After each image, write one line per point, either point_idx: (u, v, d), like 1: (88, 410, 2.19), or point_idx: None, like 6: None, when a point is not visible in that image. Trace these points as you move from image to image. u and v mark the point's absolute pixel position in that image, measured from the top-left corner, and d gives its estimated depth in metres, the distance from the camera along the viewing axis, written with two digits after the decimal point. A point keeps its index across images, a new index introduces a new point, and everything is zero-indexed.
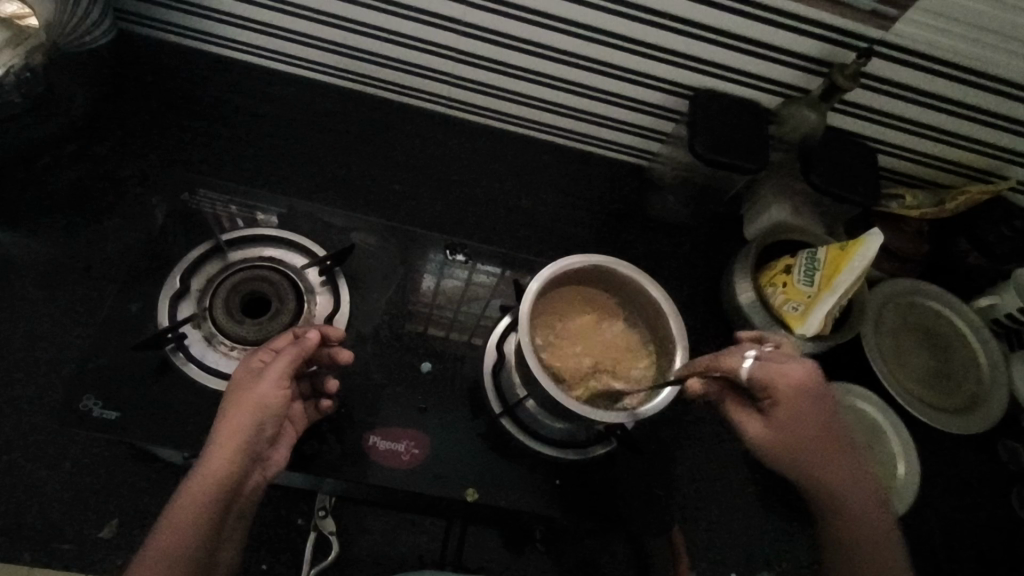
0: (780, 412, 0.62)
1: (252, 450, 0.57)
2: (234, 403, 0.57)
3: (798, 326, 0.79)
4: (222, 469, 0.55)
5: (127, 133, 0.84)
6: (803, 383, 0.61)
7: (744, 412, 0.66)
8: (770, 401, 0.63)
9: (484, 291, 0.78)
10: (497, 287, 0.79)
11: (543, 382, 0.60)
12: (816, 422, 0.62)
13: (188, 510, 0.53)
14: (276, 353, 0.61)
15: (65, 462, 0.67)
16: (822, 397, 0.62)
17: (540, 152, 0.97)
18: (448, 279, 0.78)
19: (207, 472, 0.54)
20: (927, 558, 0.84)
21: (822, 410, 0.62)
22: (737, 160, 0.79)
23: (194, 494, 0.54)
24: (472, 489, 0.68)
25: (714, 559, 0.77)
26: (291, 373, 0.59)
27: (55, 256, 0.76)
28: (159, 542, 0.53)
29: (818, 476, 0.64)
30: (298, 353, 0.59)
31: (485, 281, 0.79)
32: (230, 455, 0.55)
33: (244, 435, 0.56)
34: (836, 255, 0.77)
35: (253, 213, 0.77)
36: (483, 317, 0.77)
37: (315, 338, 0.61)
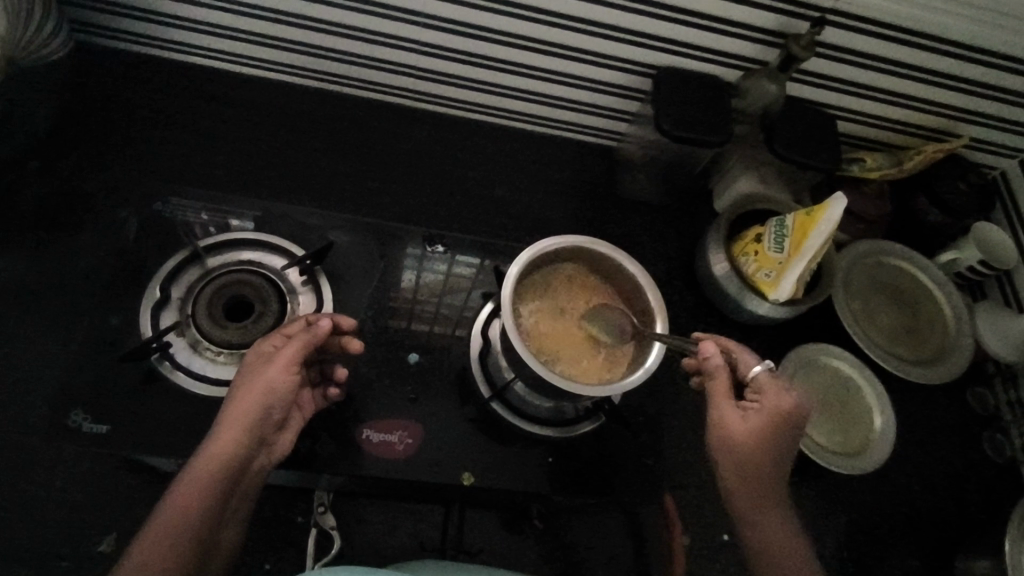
0: (755, 416, 0.64)
1: (259, 431, 0.60)
2: (245, 386, 0.60)
3: (772, 292, 0.83)
4: (229, 448, 0.58)
5: (91, 146, 0.82)
6: (778, 413, 0.63)
7: (727, 393, 0.65)
8: (756, 405, 0.65)
9: (464, 281, 0.79)
10: (477, 277, 0.80)
11: (529, 361, 0.62)
12: (753, 454, 0.64)
13: (191, 486, 0.56)
14: (287, 338, 0.63)
15: (56, 480, 0.67)
16: (782, 434, 0.64)
17: (508, 140, 0.98)
18: (427, 271, 0.79)
19: (216, 451, 0.57)
20: (908, 506, 0.87)
21: (775, 445, 0.64)
22: (702, 134, 0.82)
23: (199, 473, 0.56)
24: (468, 473, 0.69)
25: (707, 522, 0.80)
26: (300, 360, 0.62)
27: (28, 274, 0.75)
28: (172, 509, 0.55)
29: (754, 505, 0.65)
30: (309, 340, 0.62)
31: (464, 271, 0.80)
32: (239, 433, 0.58)
33: (253, 416, 0.59)
34: (802, 219, 0.80)
35: (227, 219, 0.77)
36: (466, 305, 0.78)
37: (326, 325, 0.63)
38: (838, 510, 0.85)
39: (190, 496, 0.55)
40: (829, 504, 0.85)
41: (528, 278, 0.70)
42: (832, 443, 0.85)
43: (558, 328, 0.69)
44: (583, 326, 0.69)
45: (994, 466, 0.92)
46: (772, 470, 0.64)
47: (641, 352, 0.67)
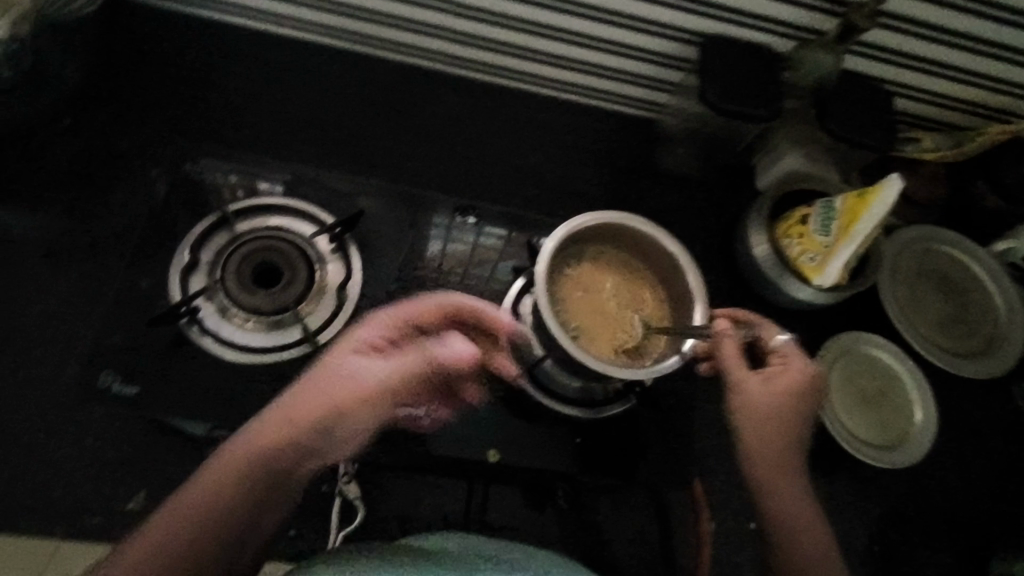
0: (779, 379, 0.60)
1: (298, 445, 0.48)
2: (324, 376, 0.51)
3: (816, 277, 0.80)
4: (269, 450, 0.48)
5: (121, 104, 0.81)
6: (801, 376, 0.60)
7: (739, 359, 0.61)
8: (779, 369, 0.61)
9: (491, 253, 0.77)
10: (505, 249, 0.77)
11: (564, 343, 0.59)
12: (781, 420, 0.59)
13: (218, 477, 0.47)
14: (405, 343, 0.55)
15: (88, 437, 0.67)
16: (805, 400, 0.60)
17: (544, 109, 0.94)
18: (454, 242, 0.77)
19: (259, 444, 0.48)
20: (942, 501, 0.85)
21: (798, 411, 0.59)
22: (749, 107, 0.79)
23: (233, 465, 0.47)
24: (493, 450, 0.69)
25: (735, 509, 0.78)
26: (417, 375, 0.54)
27: (61, 232, 0.74)
28: (203, 484, 0.47)
29: (776, 481, 0.58)
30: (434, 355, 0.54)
31: (492, 243, 0.78)
32: (282, 436, 0.48)
33: (318, 415, 0.49)
34: (853, 202, 0.76)
35: (254, 183, 0.75)
36: (493, 278, 0.75)
37: (464, 351, 0.55)
38: (870, 502, 0.82)
39: (211, 490, 0.46)
40: (862, 496, 0.82)
41: (563, 257, 0.67)
42: (870, 436, 0.82)
43: (593, 309, 0.66)
44: (618, 307, 0.67)
45: None
46: (793, 441, 0.59)
47: (679, 334, 0.64)
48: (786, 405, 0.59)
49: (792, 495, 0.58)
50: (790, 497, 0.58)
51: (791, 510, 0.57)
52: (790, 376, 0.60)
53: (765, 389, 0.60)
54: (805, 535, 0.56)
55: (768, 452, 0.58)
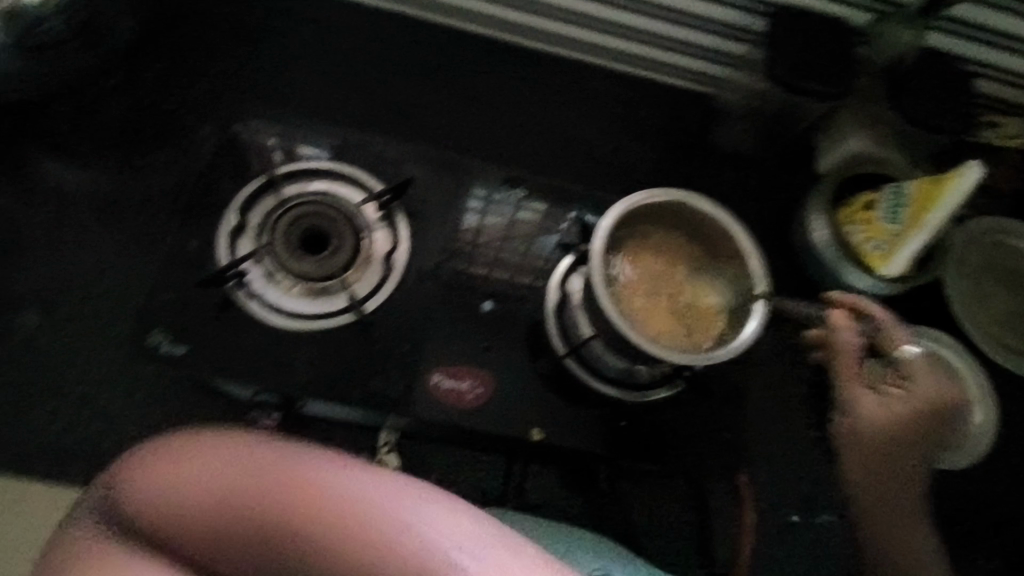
0: (900, 403, 0.57)
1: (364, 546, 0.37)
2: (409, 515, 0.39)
3: (881, 267, 0.77)
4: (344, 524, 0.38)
5: (172, 61, 0.80)
6: (928, 402, 0.57)
7: (854, 372, 0.59)
8: (904, 392, 0.58)
9: (528, 228, 0.73)
10: (543, 222, 0.73)
11: (621, 327, 0.57)
12: (900, 450, 0.57)
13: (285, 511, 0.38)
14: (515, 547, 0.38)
15: (138, 393, 0.68)
16: (932, 429, 0.57)
17: (599, 80, 0.91)
18: (491, 215, 0.73)
19: (337, 503, 0.38)
20: (998, 505, 0.81)
21: (921, 440, 0.57)
22: (821, 84, 0.75)
23: (310, 501, 0.38)
24: (537, 430, 0.67)
25: (778, 501, 0.76)
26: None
27: (112, 189, 0.74)
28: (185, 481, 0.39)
29: (882, 512, 0.58)
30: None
31: (529, 217, 0.73)
32: (360, 524, 0.37)
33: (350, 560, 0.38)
34: (926, 189, 0.72)
35: (291, 147, 0.73)
36: (535, 252, 0.72)
37: None
38: None
39: (280, 503, 0.38)
40: None
41: (620, 235, 0.64)
42: None
43: (648, 291, 0.63)
44: (675, 290, 0.64)
45: None
46: (912, 469, 0.58)
47: (739, 321, 0.62)
48: (910, 432, 0.57)
49: (903, 530, 0.58)
50: (896, 529, 0.58)
51: (905, 548, 0.58)
52: (917, 402, 0.57)
53: (878, 406, 0.58)
54: (908, 571, 0.57)
55: (878, 479, 0.58)
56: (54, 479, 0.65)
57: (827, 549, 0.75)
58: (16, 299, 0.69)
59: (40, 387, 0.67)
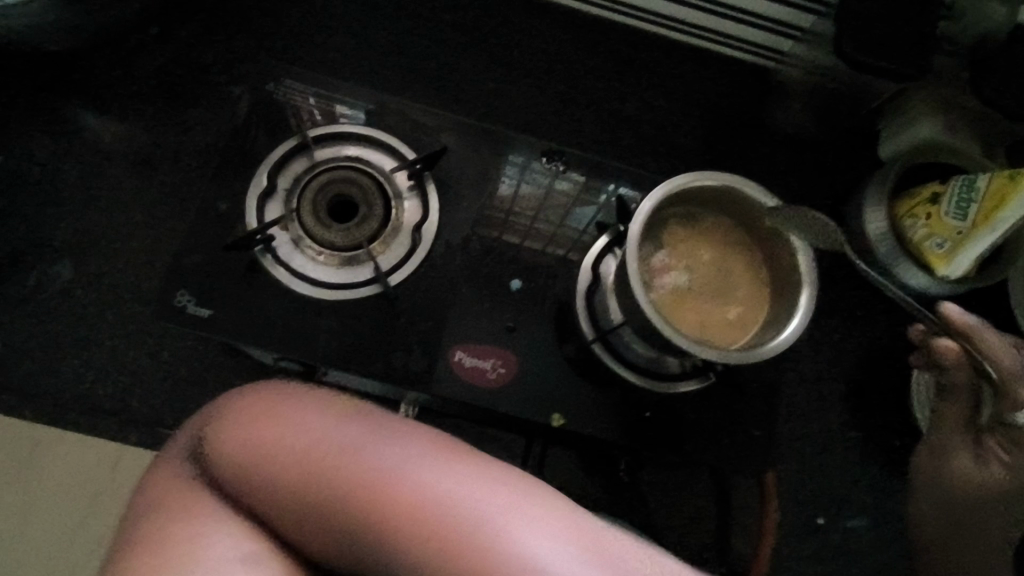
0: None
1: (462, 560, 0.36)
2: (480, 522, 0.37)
3: (942, 267, 0.71)
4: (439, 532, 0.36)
5: (208, 15, 0.78)
6: None
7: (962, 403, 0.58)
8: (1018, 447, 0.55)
9: (564, 198, 0.71)
10: (580, 196, 0.71)
11: (650, 313, 0.54)
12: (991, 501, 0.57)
13: (379, 507, 0.37)
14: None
15: (166, 350, 0.69)
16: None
17: (650, 49, 0.85)
18: (527, 183, 0.70)
19: (434, 509, 0.37)
20: None
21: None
22: (892, 64, 0.68)
23: (399, 502, 0.37)
24: (559, 415, 0.65)
25: (805, 502, 0.73)
26: None
27: (146, 144, 0.74)
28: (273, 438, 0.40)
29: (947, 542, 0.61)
30: None
31: (567, 187, 0.71)
32: (450, 531, 0.36)
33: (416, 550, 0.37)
34: (1001, 184, 0.66)
35: (330, 105, 0.71)
36: (567, 230, 0.70)
37: None
38: None
39: (369, 496, 0.37)
40: None
41: (664, 216, 0.61)
42: None
43: (684, 278, 0.60)
44: (712, 280, 0.61)
45: None
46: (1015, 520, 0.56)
47: (777, 319, 0.58)
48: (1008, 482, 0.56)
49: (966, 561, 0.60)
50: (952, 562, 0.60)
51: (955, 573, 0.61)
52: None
53: (973, 461, 0.58)
54: None
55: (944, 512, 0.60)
56: (83, 429, 0.67)
57: (850, 553, 0.73)
58: (51, 250, 0.70)
59: (74, 338, 0.69)
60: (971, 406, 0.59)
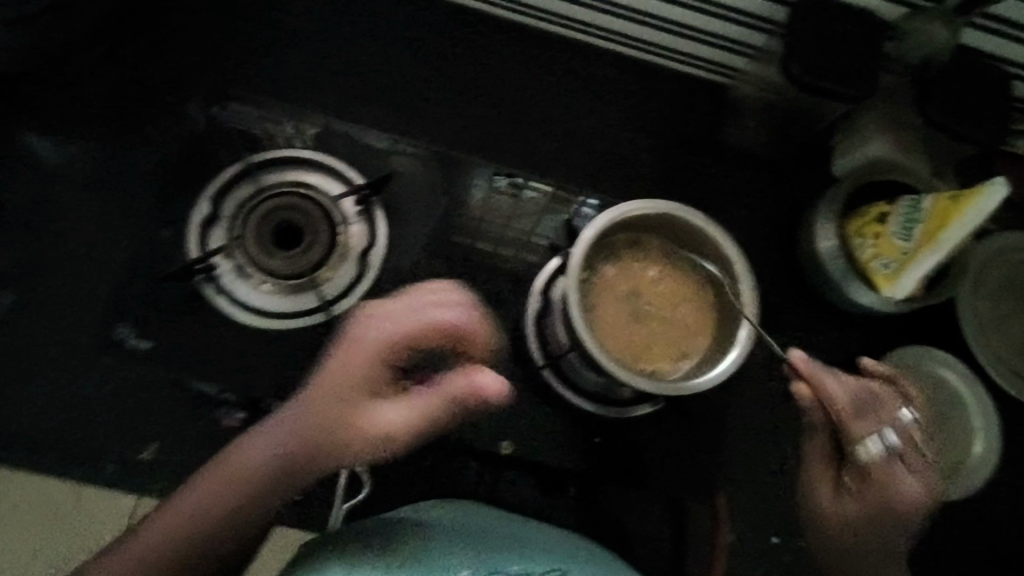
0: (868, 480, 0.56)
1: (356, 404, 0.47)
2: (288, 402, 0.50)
3: (887, 287, 0.72)
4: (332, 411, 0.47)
5: (151, 31, 0.75)
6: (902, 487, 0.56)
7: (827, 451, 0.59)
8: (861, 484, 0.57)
9: (533, 206, 0.72)
10: (549, 205, 0.72)
11: (586, 342, 0.55)
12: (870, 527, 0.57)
13: (295, 432, 0.48)
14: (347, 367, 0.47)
15: (99, 382, 0.65)
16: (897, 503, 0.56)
17: (607, 66, 0.85)
18: (496, 195, 0.71)
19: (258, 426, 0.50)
20: (991, 536, 0.78)
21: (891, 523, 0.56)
22: (839, 85, 0.69)
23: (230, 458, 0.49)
24: (507, 444, 0.69)
25: (757, 522, 0.74)
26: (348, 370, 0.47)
27: (85, 167, 0.70)
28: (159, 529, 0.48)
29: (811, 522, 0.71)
30: (356, 365, 0.47)
31: (534, 196, 0.72)
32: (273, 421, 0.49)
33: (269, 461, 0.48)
34: (944, 205, 0.67)
35: (280, 131, 0.70)
36: (526, 246, 0.70)
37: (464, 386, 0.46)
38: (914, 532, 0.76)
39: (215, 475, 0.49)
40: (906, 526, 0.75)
41: (611, 240, 0.61)
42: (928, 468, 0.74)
43: (628, 302, 0.60)
44: (658, 305, 0.61)
45: None
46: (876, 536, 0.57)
47: (720, 348, 0.59)
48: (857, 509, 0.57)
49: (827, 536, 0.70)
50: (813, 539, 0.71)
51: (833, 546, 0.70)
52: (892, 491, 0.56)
53: (832, 491, 0.59)
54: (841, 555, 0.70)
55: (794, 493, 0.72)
56: (16, 466, 0.64)
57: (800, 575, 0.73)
58: None
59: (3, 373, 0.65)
60: (827, 435, 0.59)
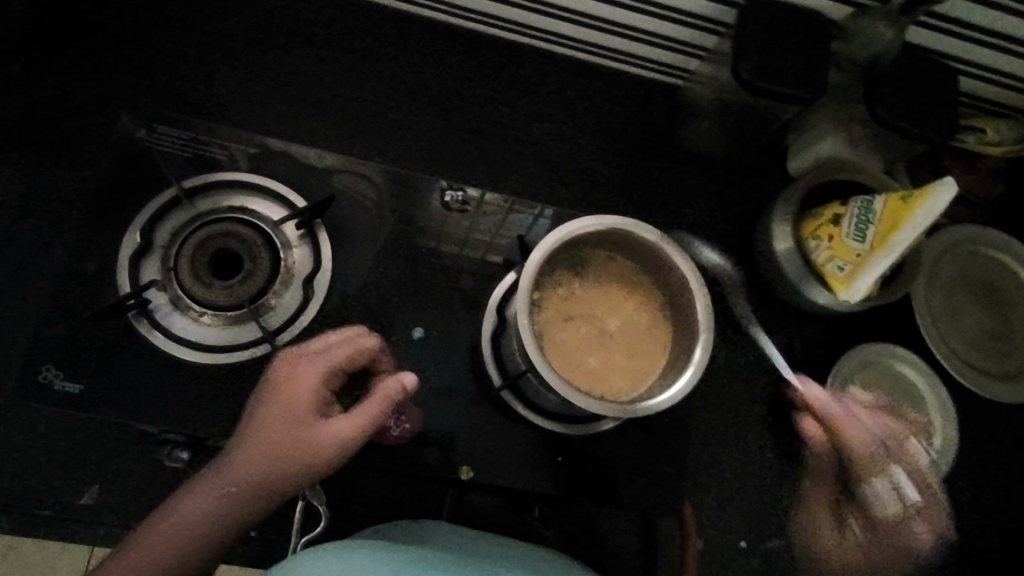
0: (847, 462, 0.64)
1: (301, 424, 0.50)
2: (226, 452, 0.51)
3: (842, 290, 0.70)
4: (276, 438, 0.49)
5: (79, 51, 0.72)
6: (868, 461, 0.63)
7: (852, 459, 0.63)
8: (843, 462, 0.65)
9: (495, 207, 0.70)
10: (512, 204, 0.70)
11: (534, 359, 0.53)
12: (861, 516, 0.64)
13: (243, 463, 0.49)
14: (286, 394, 0.51)
15: (31, 426, 0.61)
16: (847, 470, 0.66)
17: (558, 71, 0.83)
18: (452, 210, 0.69)
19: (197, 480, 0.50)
20: (953, 527, 0.79)
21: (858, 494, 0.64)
22: (789, 87, 0.68)
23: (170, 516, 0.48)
24: (467, 466, 0.63)
25: (726, 528, 0.73)
26: (282, 397, 0.51)
27: (9, 197, 0.67)
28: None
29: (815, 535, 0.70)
30: (293, 388, 0.51)
31: (494, 198, 0.70)
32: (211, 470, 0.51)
33: (211, 505, 0.48)
34: (895, 206, 0.67)
35: (213, 149, 0.66)
36: (493, 245, 0.68)
37: (389, 385, 0.53)
38: None
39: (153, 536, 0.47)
40: None
41: (562, 255, 0.60)
42: None
43: (579, 319, 0.59)
44: (610, 323, 0.59)
45: None
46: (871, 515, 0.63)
47: (675, 365, 0.57)
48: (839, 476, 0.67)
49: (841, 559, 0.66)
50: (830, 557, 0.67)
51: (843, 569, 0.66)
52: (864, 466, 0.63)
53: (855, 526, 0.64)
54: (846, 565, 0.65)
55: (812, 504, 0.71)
56: None
57: None
58: None
59: None
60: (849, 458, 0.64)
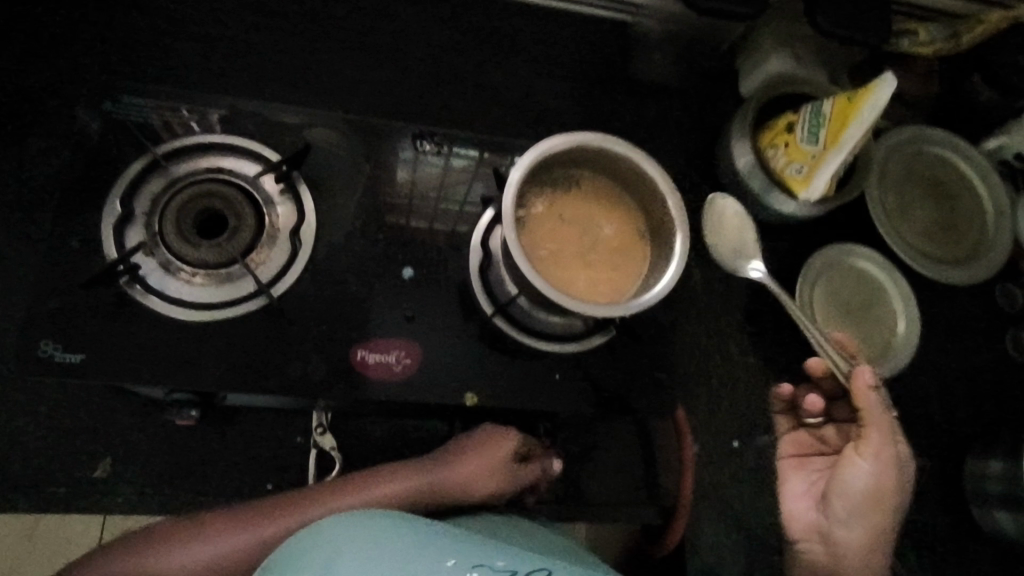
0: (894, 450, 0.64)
1: (496, 476, 0.61)
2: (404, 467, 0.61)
3: (802, 191, 0.75)
4: (477, 479, 0.60)
5: (29, 37, 0.71)
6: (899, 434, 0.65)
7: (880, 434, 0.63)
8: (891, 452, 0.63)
9: (461, 175, 0.71)
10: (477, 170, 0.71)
11: (527, 273, 0.55)
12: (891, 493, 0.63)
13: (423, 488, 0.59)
14: (483, 451, 0.61)
15: (34, 406, 0.62)
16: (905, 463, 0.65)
17: (510, 17, 0.86)
18: (424, 165, 0.70)
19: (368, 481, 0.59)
20: (923, 406, 0.84)
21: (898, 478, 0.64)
22: (733, 2, 0.71)
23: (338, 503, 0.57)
24: (472, 393, 0.65)
25: (718, 430, 0.77)
26: (477, 451, 0.62)
27: None
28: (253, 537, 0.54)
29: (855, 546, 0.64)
30: (494, 448, 0.62)
31: (461, 164, 0.71)
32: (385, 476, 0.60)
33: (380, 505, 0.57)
34: (843, 105, 0.71)
35: (181, 115, 0.67)
36: (459, 218, 0.70)
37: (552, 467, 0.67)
38: None
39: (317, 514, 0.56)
40: None
41: (539, 179, 0.62)
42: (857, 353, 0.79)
43: (564, 237, 0.62)
44: (592, 238, 0.63)
45: (1012, 365, 0.87)
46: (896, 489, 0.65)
47: (657, 266, 0.61)
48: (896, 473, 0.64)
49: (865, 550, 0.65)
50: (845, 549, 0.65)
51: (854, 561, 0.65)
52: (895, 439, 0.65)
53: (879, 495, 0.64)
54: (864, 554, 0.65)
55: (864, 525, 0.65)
56: None
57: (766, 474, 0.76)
58: None
59: None
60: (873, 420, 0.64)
